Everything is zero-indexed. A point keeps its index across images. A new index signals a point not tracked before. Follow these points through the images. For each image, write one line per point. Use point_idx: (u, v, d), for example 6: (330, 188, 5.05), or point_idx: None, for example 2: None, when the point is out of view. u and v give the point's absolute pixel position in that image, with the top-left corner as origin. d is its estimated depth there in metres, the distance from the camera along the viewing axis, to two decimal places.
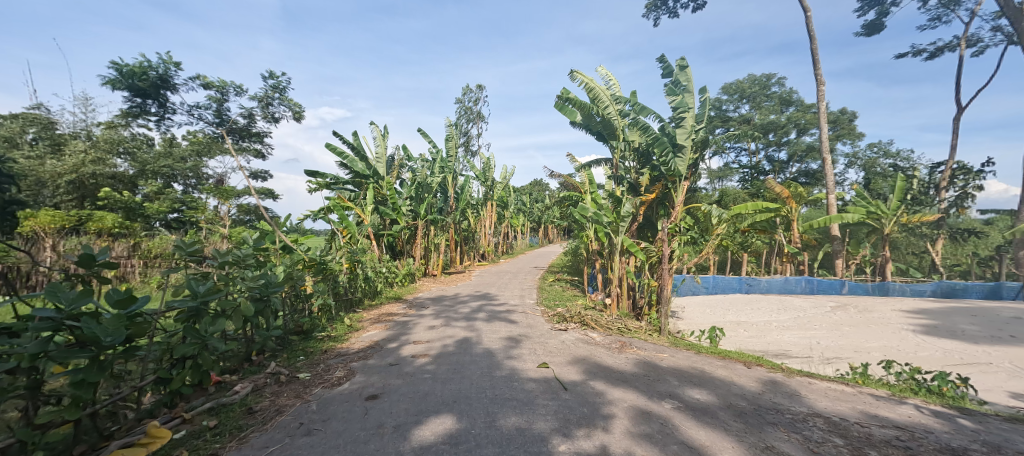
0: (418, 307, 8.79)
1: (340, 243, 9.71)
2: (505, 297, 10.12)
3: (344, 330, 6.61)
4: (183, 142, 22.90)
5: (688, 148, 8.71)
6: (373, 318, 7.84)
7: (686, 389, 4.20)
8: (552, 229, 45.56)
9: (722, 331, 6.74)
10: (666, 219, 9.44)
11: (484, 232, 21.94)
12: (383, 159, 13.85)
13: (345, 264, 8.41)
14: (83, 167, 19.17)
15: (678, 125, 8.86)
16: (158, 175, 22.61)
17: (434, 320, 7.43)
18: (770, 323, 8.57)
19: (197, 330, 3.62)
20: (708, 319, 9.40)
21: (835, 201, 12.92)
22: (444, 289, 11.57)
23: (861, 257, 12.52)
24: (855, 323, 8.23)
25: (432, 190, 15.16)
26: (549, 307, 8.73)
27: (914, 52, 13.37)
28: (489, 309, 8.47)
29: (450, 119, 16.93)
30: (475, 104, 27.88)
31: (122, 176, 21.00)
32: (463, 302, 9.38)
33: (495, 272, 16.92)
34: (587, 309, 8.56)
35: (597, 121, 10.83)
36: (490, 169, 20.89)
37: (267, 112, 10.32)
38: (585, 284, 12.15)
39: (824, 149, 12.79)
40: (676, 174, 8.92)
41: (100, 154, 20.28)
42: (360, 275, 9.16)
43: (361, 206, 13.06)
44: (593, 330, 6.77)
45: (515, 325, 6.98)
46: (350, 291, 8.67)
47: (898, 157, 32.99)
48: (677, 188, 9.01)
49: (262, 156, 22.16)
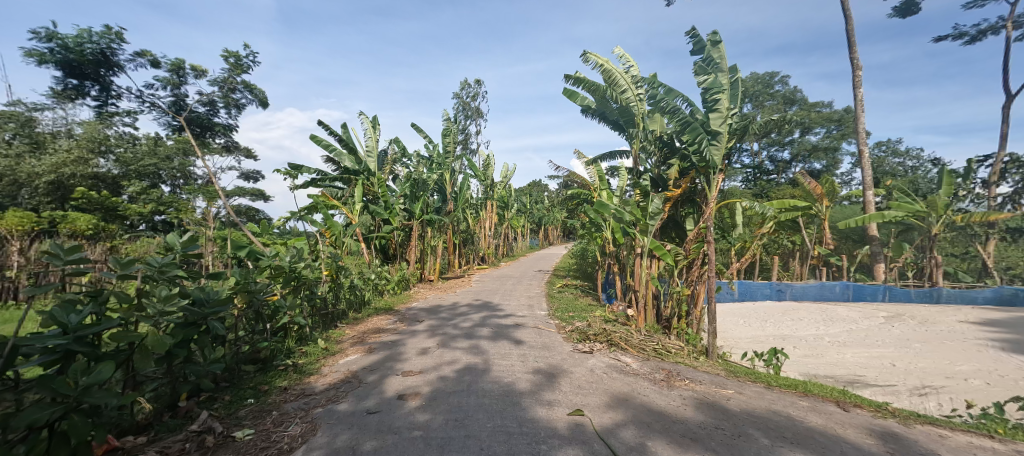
0: (412, 322, 7.49)
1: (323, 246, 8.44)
2: (511, 308, 8.87)
3: (317, 354, 5.33)
4: (169, 141, 21.66)
5: (725, 135, 7.44)
6: (357, 336, 6.56)
7: (786, 453, 2.95)
8: (552, 231, 44.35)
9: (785, 354, 5.44)
10: (698, 218, 8.16)
11: (483, 234, 20.71)
12: (373, 154, 12.56)
13: (325, 271, 7.11)
14: (64, 167, 17.86)
15: (712, 107, 7.60)
16: (144, 176, 21.31)
17: (431, 339, 6.16)
18: (822, 339, 7.35)
19: (64, 382, 2.38)
20: (747, 333, 8.16)
21: (873, 198, 11.77)
22: (441, 298, 10.32)
23: (902, 260, 11.35)
24: (925, 339, 7.02)
25: (428, 189, 13.89)
26: (565, 321, 7.47)
27: (955, 34, 12.23)
28: (495, 323, 7.20)
29: (449, 113, 15.65)
30: (474, 100, 26.71)
31: (106, 175, 19.69)
32: (464, 314, 8.11)
33: (498, 277, 15.66)
34: (608, 323, 7.32)
35: (615, 108, 9.65)
36: (489, 168, 19.68)
37: (230, 101, 9.07)
38: (599, 290, 10.95)
39: (862, 141, 11.64)
40: (709, 165, 7.65)
41: (82, 153, 18.97)
42: (344, 284, 7.85)
43: (349, 205, 11.81)
44: (625, 352, 5.52)
45: (528, 347, 5.71)
46: (330, 302, 7.36)
47: (907, 156, 31.94)
48: (711, 182, 7.71)
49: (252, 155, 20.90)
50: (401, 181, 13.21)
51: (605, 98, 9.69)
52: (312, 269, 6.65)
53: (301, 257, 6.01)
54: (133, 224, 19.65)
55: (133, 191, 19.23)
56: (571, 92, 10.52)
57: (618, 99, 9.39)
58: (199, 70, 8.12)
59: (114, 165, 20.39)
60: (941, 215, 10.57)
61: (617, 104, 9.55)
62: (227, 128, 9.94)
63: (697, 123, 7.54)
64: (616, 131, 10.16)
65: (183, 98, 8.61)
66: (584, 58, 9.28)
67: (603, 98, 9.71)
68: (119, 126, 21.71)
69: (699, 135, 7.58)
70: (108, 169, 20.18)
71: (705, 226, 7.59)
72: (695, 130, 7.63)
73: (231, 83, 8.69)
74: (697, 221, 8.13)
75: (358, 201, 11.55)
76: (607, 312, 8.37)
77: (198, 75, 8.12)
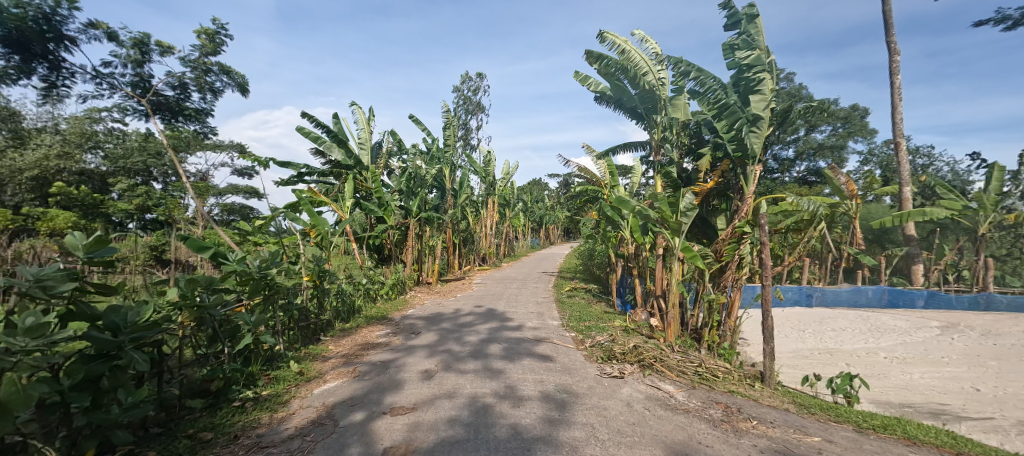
0: (408, 334, 6.51)
1: (305, 246, 7.48)
2: (520, 316, 7.92)
3: (288, 382, 4.32)
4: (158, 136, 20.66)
5: (767, 120, 6.50)
6: (343, 353, 5.58)
7: None
8: (554, 230, 43.47)
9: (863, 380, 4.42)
10: (732, 215, 7.21)
11: (484, 233, 19.77)
12: (367, 148, 11.59)
13: (304, 278, 6.10)
14: (46, 162, 16.89)
15: (754, 89, 6.66)
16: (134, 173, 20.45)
17: (431, 359, 5.18)
18: (880, 356, 6.39)
19: None
20: (787, 346, 7.24)
21: (910, 195, 10.82)
22: (440, 304, 9.37)
23: (944, 263, 10.40)
24: (1000, 355, 6.09)
25: (426, 184, 12.94)
26: (584, 334, 6.50)
27: (998, 18, 11.29)
28: (503, 338, 6.23)
29: (448, 105, 14.66)
30: (475, 94, 25.69)
31: (93, 172, 18.77)
32: (469, 324, 7.16)
33: (502, 278, 14.72)
34: (633, 337, 6.35)
35: (634, 94, 8.72)
36: (490, 164, 18.69)
37: (204, 84, 8.03)
38: (613, 295, 10.00)
39: (898, 133, 10.69)
40: (746, 154, 6.70)
41: (66, 148, 18.00)
42: (330, 291, 6.86)
43: (339, 201, 10.82)
44: (665, 378, 4.53)
45: (547, 370, 4.74)
46: (312, 311, 6.38)
47: (916, 154, 31.00)
48: (749, 175, 6.76)
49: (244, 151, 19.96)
50: (396, 176, 12.25)
51: (624, 83, 8.77)
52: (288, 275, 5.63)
53: (277, 259, 5.07)
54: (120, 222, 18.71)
55: (121, 188, 18.26)
56: (585, 78, 9.59)
57: (639, 85, 8.49)
58: (166, 47, 7.06)
59: (102, 162, 19.50)
60: (989, 213, 9.64)
61: (638, 91, 8.65)
62: (202, 117, 8.92)
63: (737, 106, 6.61)
64: (635, 121, 9.25)
65: (147, 78, 7.58)
66: (602, 37, 8.33)
67: (622, 83, 8.80)
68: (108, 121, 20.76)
69: (738, 120, 6.63)
70: (96, 165, 19.28)
71: (741, 225, 6.60)
72: (733, 113, 6.68)
73: (204, 65, 7.64)
74: (731, 219, 7.18)
75: (350, 197, 10.55)
76: (628, 321, 7.41)
77: (164, 51, 7.08)
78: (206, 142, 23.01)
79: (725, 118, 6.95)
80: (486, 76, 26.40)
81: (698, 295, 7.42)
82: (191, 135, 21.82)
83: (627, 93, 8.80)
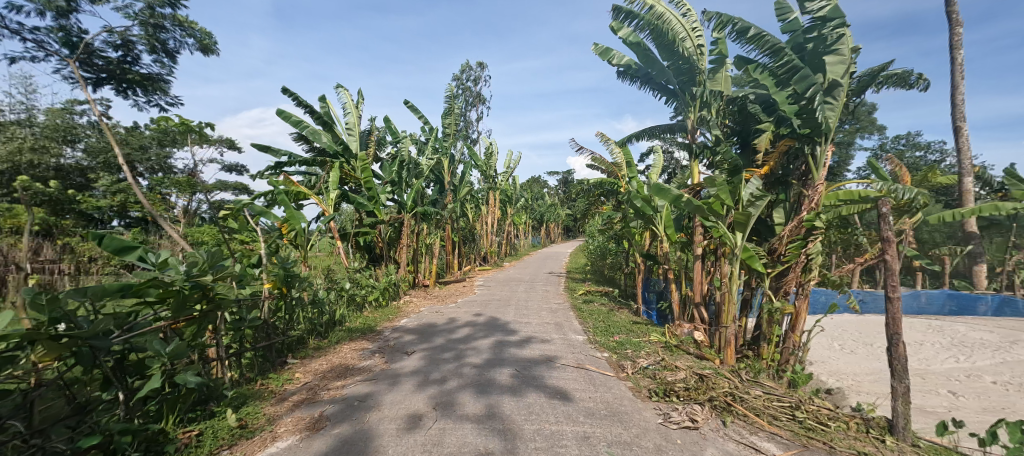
0: (398, 354, 5.17)
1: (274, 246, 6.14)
2: (533, 329, 6.60)
3: (219, 442, 2.98)
4: (143, 129, 19.34)
5: (846, 87, 5.24)
6: (312, 384, 4.26)
7: None
8: (556, 228, 42.29)
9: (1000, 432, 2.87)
10: (795, 207, 5.93)
11: (484, 231, 18.51)
12: (355, 134, 10.24)
13: (266, 285, 4.78)
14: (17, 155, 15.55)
15: (829, 49, 5.32)
16: (117, 167, 18.82)
17: (419, 395, 3.84)
18: (990, 384, 5.11)
19: None
20: (860, 366, 5.99)
21: (972, 187, 9.60)
22: (439, 312, 8.06)
23: (1012, 265, 9.17)
24: None
25: (422, 176, 11.60)
26: (619, 355, 5.20)
27: None
28: (518, 359, 4.89)
29: (447, 90, 13.27)
30: (475, 84, 24.24)
31: (71, 167, 17.31)
32: (469, 340, 5.82)
33: (505, 280, 13.43)
34: (683, 359, 5.07)
35: (667, 65, 7.39)
36: (492, 157, 17.36)
37: (155, 44, 6.62)
38: (637, 301, 8.82)
39: (960, 118, 9.41)
40: (816, 130, 5.44)
41: (40, 141, 16.65)
42: (304, 301, 5.56)
43: (323, 193, 9.42)
44: (757, 431, 3.21)
45: (585, 415, 3.41)
46: (278, 326, 5.06)
47: (931, 149, 29.82)
48: (821, 159, 5.50)
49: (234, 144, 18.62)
50: (389, 165, 10.88)
51: (654, 53, 7.45)
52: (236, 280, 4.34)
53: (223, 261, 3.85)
54: (101, 221, 17.26)
55: (99, 184, 16.81)
56: (604, 50, 8.25)
57: (673, 54, 7.19)
58: None
59: (81, 155, 17.81)
60: None
61: (671, 62, 7.37)
62: (159, 86, 7.54)
63: (806, 71, 5.31)
64: (665, 99, 7.97)
65: (80, 35, 6.16)
66: None
67: (651, 54, 7.48)
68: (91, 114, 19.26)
69: (808, 88, 5.33)
70: (74, 159, 17.65)
71: (809, 219, 5.36)
72: (800, 80, 5.38)
73: (152, 17, 6.23)
74: (794, 212, 5.90)
75: (335, 189, 9.14)
76: (668, 336, 6.16)
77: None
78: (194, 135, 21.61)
79: (791, 87, 5.70)
80: (487, 65, 24.98)
81: (750, 302, 6.20)
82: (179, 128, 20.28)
83: (658, 65, 7.50)
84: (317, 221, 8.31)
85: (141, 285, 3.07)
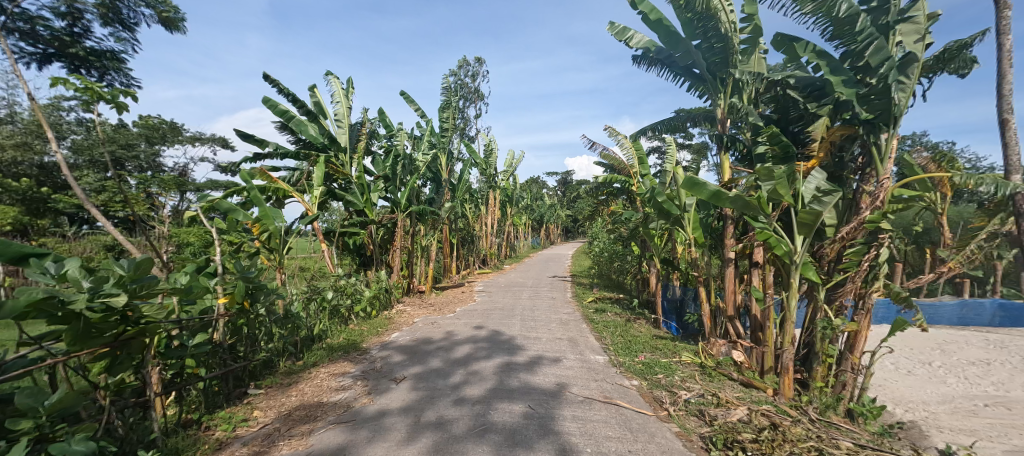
0: (385, 383, 4.25)
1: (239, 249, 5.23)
2: (544, 347, 5.68)
3: None
4: (130, 126, 18.34)
5: (923, 63, 4.39)
6: (273, 428, 3.36)
7: None
8: (555, 229, 41.51)
9: None
10: (851, 205, 5.02)
11: (484, 232, 17.63)
12: (344, 126, 9.27)
13: (221, 300, 3.88)
14: None
15: (898, 18, 4.51)
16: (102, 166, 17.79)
17: (406, 448, 2.90)
18: None
19: None
20: (927, 392, 5.15)
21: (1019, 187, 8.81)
22: (435, 324, 7.16)
23: None
24: None
25: (417, 172, 10.67)
26: (653, 385, 4.30)
27: None
28: (532, 390, 3.96)
29: (444, 81, 12.34)
30: (475, 81, 23.24)
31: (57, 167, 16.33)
32: (469, 362, 4.90)
33: (507, 285, 12.54)
34: (731, 390, 4.18)
35: (696, 45, 6.51)
36: (493, 155, 16.42)
37: (108, 13, 5.78)
38: (655, 311, 7.96)
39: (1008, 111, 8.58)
40: (882, 116, 4.59)
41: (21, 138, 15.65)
42: (270, 317, 4.64)
43: (307, 188, 8.46)
44: None
45: None
46: (235, 350, 4.16)
47: (938, 150, 29.09)
48: (886, 149, 4.60)
49: (224, 141, 17.64)
50: (382, 161, 9.95)
51: (679, 32, 6.57)
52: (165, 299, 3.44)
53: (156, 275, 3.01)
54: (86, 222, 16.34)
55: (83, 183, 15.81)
56: (620, 30, 7.36)
57: (703, 32, 6.35)
58: None
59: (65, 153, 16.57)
60: None
61: (700, 41, 6.51)
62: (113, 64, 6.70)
63: (884, 41, 4.49)
64: (688, 85, 7.11)
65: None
66: None
67: (676, 32, 6.61)
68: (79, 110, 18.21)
69: (884, 62, 4.53)
70: (61, 158, 16.52)
71: (872, 219, 4.42)
72: (875, 52, 4.57)
73: None
74: (849, 211, 5.00)
75: (320, 186, 8.18)
76: (702, 356, 5.29)
77: None
78: (184, 132, 20.59)
79: (863, 61, 4.78)
80: (484, 61, 24.00)
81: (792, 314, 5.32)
82: (168, 126, 19.25)
83: (684, 45, 6.66)
84: (299, 219, 7.40)
85: (26, 309, 2.26)
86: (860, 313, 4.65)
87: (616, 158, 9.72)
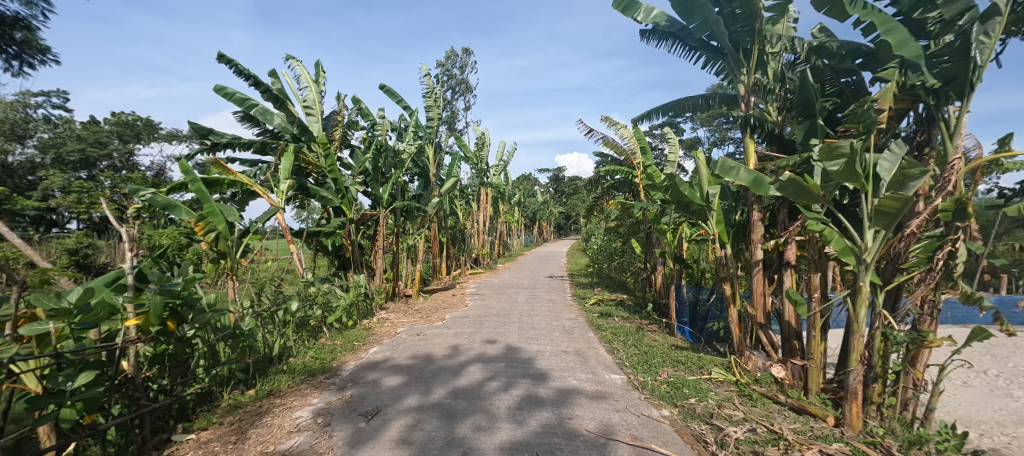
0: (364, 423, 3.41)
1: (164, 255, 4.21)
2: (552, 365, 4.86)
3: None
4: (100, 120, 16.97)
5: (1008, 18, 3.52)
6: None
7: None
8: (547, 226, 40.60)
9: None
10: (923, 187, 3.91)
11: (477, 230, 16.76)
12: (317, 114, 8.28)
13: (132, 322, 2.93)
14: None
15: None
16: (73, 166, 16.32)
17: None
18: None
19: None
20: (1001, 417, 4.43)
21: None
22: (423, 337, 6.27)
23: None
24: None
25: (402, 166, 9.67)
26: (691, 416, 3.50)
27: None
28: (552, 435, 3.12)
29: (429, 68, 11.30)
30: (463, 72, 22.08)
31: (20, 166, 14.89)
32: (469, 391, 4.06)
33: (501, 286, 11.70)
34: (789, 424, 3.40)
35: (715, 14, 5.50)
36: (484, 149, 15.49)
37: None
38: (671, 318, 7.09)
39: None
40: (953, 83, 3.68)
41: None
42: (208, 335, 3.76)
43: (275, 185, 7.45)
44: None
45: None
46: (152, 387, 3.24)
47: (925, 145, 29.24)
48: (957, 127, 3.67)
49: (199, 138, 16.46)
50: (362, 152, 8.98)
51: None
52: (33, 323, 2.50)
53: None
54: (56, 224, 15.26)
55: (46, 182, 14.41)
56: (628, 2, 6.28)
57: None
58: None
59: (33, 152, 15.34)
60: None
61: (719, 9, 5.59)
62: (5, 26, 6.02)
63: None
64: (707, 60, 6.16)
65: None
66: None
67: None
68: (47, 106, 17.00)
69: (961, 14, 3.74)
70: (26, 157, 15.28)
71: (945, 208, 3.50)
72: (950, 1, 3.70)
73: None
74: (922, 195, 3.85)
75: (288, 179, 7.11)
76: (736, 375, 4.50)
77: None
78: (162, 132, 19.26)
79: (935, 11, 3.98)
80: (471, 52, 22.95)
81: (828, 319, 4.29)
82: (144, 123, 17.96)
83: (702, 13, 5.54)
84: (264, 216, 6.43)
85: None
86: (921, 320, 3.67)
87: (616, 148, 8.83)
